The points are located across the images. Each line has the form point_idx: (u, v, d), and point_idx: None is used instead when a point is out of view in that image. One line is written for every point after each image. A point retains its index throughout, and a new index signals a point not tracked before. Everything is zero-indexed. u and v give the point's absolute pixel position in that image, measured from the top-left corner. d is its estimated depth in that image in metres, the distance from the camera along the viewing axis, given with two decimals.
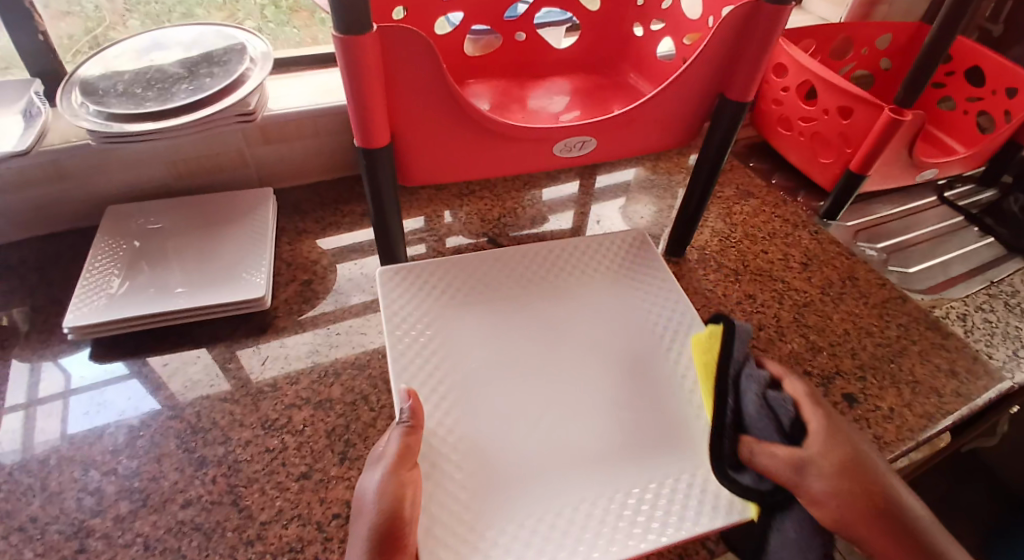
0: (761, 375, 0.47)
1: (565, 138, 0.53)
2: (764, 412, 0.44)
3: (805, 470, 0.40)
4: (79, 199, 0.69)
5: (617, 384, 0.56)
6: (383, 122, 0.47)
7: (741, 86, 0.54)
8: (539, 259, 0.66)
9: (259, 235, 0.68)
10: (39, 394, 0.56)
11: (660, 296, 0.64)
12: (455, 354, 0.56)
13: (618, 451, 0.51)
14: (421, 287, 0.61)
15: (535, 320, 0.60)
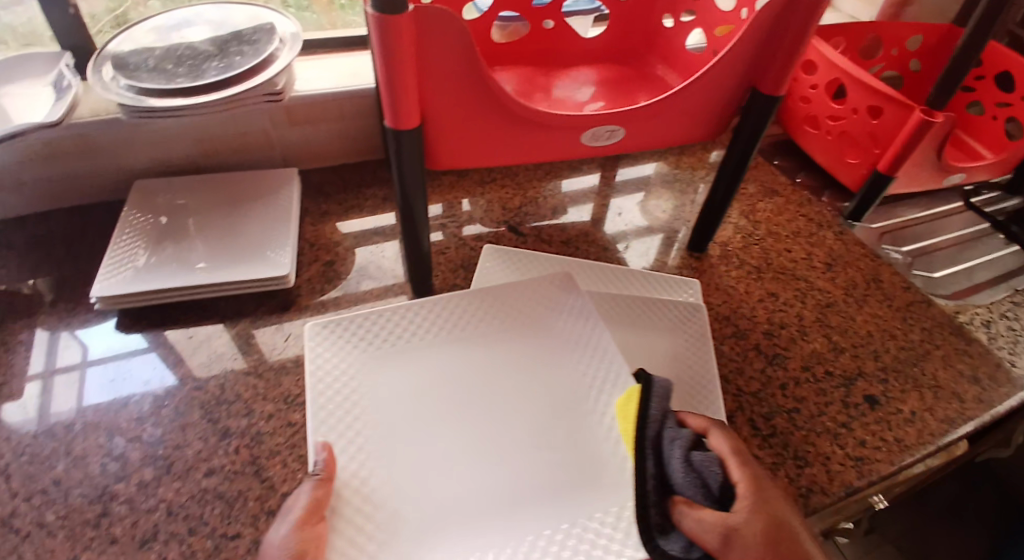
0: (684, 434, 0.40)
1: (594, 127, 0.53)
2: (691, 476, 0.38)
3: (732, 546, 0.35)
4: (105, 171, 0.69)
5: (533, 422, 0.51)
6: (413, 105, 0.47)
7: (774, 80, 0.53)
8: (468, 303, 0.58)
9: (284, 214, 0.68)
10: (55, 365, 0.57)
11: (582, 321, 0.57)
12: (374, 407, 0.50)
13: (535, 492, 0.47)
14: (348, 336, 0.54)
15: (460, 366, 0.54)
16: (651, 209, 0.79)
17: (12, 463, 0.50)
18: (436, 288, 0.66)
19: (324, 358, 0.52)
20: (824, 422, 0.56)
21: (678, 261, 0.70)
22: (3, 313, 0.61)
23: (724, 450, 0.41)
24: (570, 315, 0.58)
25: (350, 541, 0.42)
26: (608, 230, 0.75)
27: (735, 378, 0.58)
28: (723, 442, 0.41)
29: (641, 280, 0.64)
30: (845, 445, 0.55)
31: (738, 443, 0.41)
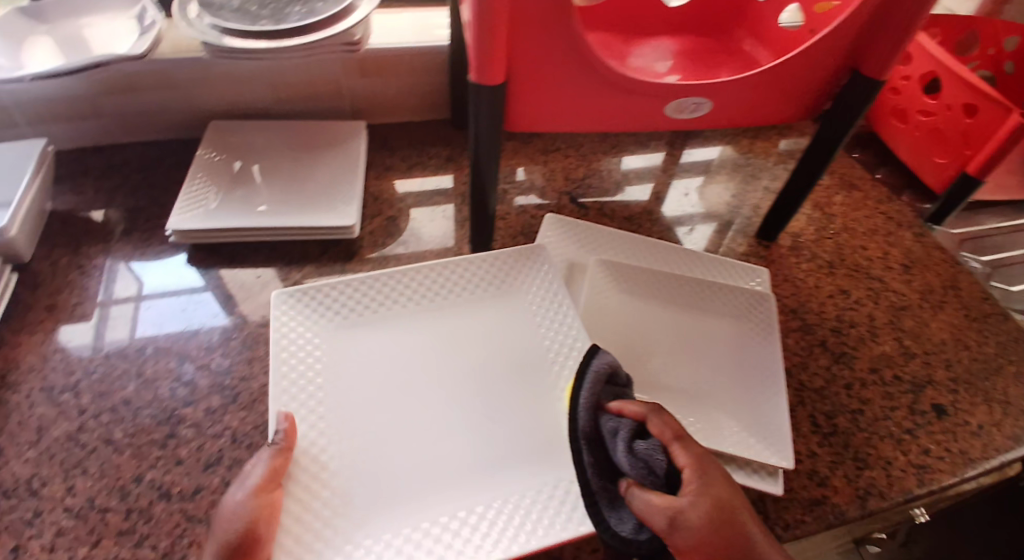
0: (623, 424, 0.42)
1: (679, 98, 0.51)
2: (634, 463, 0.41)
3: (678, 530, 0.37)
4: (184, 109, 0.70)
5: (485, 401, 0.51)
6: (500, 61, 0.45)
7: (878, 61, 0.50)
8: (430, 280, 0.58)
9: (351, 165, 0.69)
10: (112, 295, 0.58)
11: (549, 304, 0.57)
12: (336, 375, 0.51)
13: (483, 461, 0.48)
14: (320, 303, 0.54)
15: (413, 342, 0.54)
16: (710, 195, 0.76)
17: (86, 379, 0.52)
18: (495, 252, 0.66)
19: (287, 325, 0.52)
20: (888, 426, 0.54)
21: (745, 248, 0.68)
22: (81, 237, 0.63)
23: (663, 432, 0.42)
24: (540, 295, 0.58)
25: (303, 507, 0.43)
26: (665, 211, 0.73)
27: (797, 372, 0.57)
28: (661, 424, 0.43)
29: (706, 263, 0.63)
30: (908, 452, 0.53)
31: (675, 425, 0.43)
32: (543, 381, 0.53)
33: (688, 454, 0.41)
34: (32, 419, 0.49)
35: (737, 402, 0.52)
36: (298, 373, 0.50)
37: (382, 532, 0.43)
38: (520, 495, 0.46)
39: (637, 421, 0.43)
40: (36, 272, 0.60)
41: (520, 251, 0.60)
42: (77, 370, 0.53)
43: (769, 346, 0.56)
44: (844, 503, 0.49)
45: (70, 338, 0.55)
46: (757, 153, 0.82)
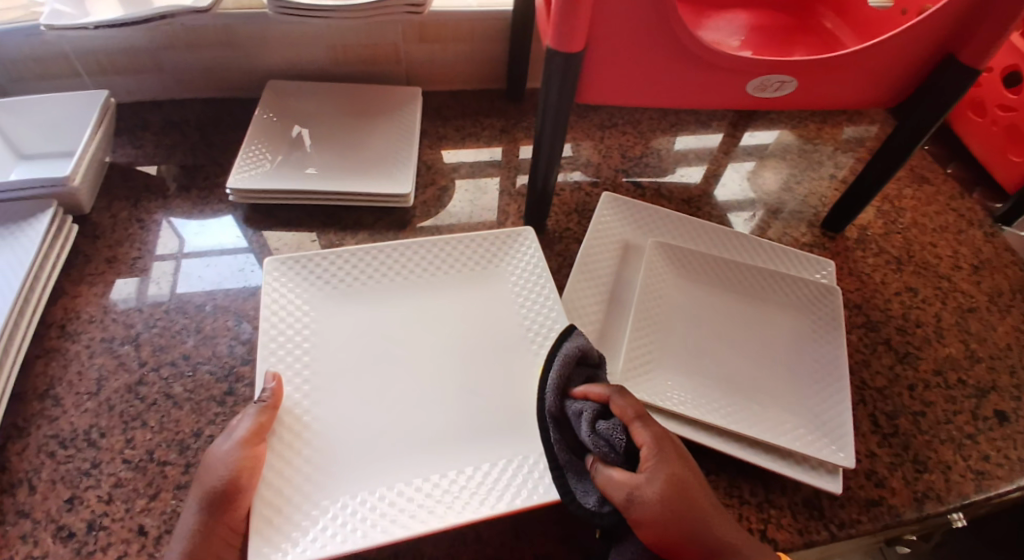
0: (588, 404, 0.42)
1: (764, 75, 0.49)
2: (595, 441, 0.41)
3: (633, 504, 0.38)
4: (245, 68, 0.70)
5: (460, 378, 0.50)
6: (583, 30, 0.44)
7: (979, 49, 0.47)
8: (415, 259, 0.57)
9: (406, 132, 0.68)
10: (154, 250, 0.59)
11: (531, 284, 0.56)
12: (319, 342, 0.51)
13: (457, 431, 0.47)
14: (311, 272, 0.54)
15: (399, 315, 0.54)
16: (761, 180, 0.74)
17: (144, 333, 0.53)
18: (550, 229, 0.64)
19: (274, 288, 0.52)
20: (948, 430, 0.53)
21: (809, 237, 0.67)
22: (139, 191, 0.63)
23: (626, 411, 0.42)
24: (522, 275, 0.56)
25: (284, 464, 0.43)
26: (717, 192, 0.72)
27: (859, 370, 0.56)
28: (626, 402, 0.42)
29: (744, 247, 0.62)
30: (967, 457, 0.51)
31: (640, 404, 0.42)
32: (521, 359, 0.52)
33: (649, 432, 0.41)
34: (91, 370, 0.50)
35: (797, 396, 0.51)
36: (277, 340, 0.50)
37: (360, 489, 0.43)
38: (491, 464, 0.45)
39: (603, 401, 0.43)
40: (96, 224, 0.60)
41: (505, 235, 0.58)
42: (136, 323, 0.53)
43: (832, 343, 0.54)
44: (901, 505, 0.48)
45: (118, 288, 0.56)
46: (822, 140, 0.79)
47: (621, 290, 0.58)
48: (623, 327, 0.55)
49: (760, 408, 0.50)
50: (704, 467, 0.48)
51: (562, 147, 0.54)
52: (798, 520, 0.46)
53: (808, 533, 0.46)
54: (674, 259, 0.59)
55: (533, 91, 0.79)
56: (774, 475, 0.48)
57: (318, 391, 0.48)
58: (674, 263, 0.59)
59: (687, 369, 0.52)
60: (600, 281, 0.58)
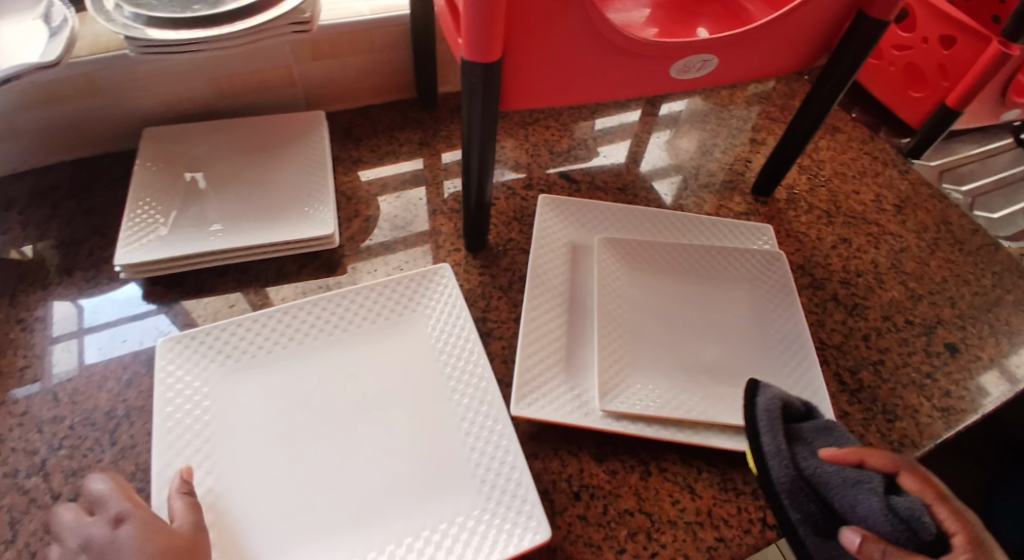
0: (872, 475, 0.38)
1: (685, 57, 0.47)
2: (895, 522, 0.36)
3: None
4: (114, 118, 0.61)
5: (383, 436, 0.46)
6: (499, 34, 0.40)
7: (885, 3, 0.47)
8: (319, 317, 0.52)
9: (315, 162, 0.61)
10: (52, 332, 0.52)
11: (449, 321, 0.52)
12: (230, 425, 0.45)
13: (388, 500, 0.43)
14: (210, 346, 0.49)
15: (316, 380, 0.48)
16: (679, 150, 0.73)
17: (52, 458, 0.45)
18: (491, 244, 0.61)
19: (175, 378, 0.47)
20: (908, 374, 0.54)
21: (743, 205, 0.67)
22: (14, 284, 0.54)
23: (922, 490, 0.38)
24: (438, 313, 0.52)
25: None
26: (643, 169, 0.70)
27: (815, 331, 0.57)
28: (915, 482, 0.38)
29: (663, 230, 0.61)
30: (931, 396, 0.53)
31: (930, 479, 0.39)
32: (445, 411, 0.47)
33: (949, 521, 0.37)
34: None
35: (759, 376, 0.51)
36: (183, 443, 0.44)
37: None
38: (432, 529, 0.41)
39: (883, 473, 0.39)
40: None
41: (418, 272, 0.54)
42: (39, 448, 0.46)
43: (773, 320, 0.54)
44: None
45: (13, 391, 0.48)
46: (736, 103, 0.80)
47: (577, 294, 0.56)
48: (587, 336, 0.53)
49: (736, 393, 0.49)
50: (696, 465, 0.47)
51: (494, 160, 0.51)
52: None
53: None
54: (620, 254, 0.57)
55: (445, 96, 0.74)
56: None
57: (238, 486, 0.42)
58: (622, 258, 0.57)
59: (659, 364, 0.51)
60: (554, 290, 0.55)
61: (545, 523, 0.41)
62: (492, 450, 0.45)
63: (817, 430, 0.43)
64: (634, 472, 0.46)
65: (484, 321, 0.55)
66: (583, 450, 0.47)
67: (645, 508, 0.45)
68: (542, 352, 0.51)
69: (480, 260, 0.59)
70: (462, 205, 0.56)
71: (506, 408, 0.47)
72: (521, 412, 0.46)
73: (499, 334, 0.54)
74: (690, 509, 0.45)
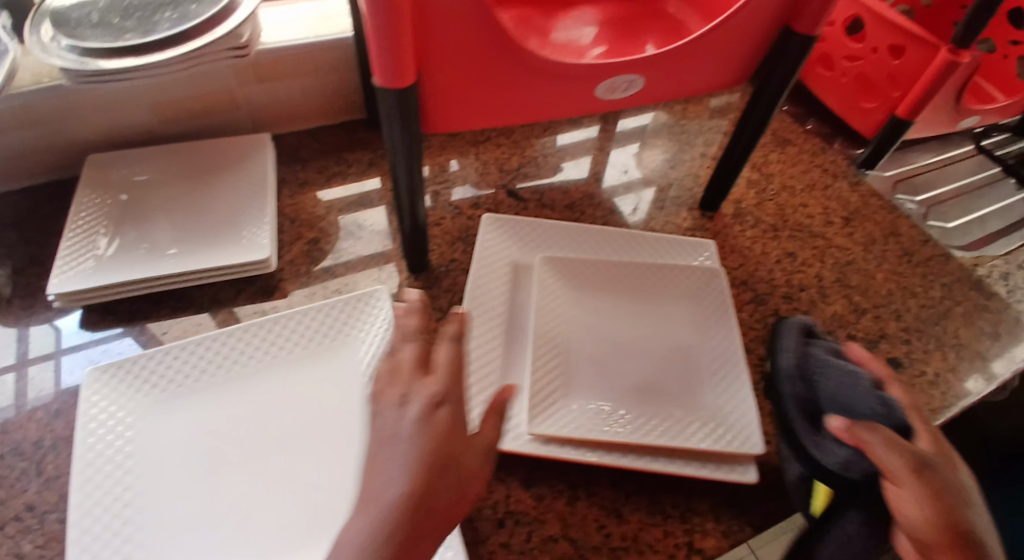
0: (868, 376, 0.44)
1: (610, 77, 0.47)
2: (875, 406, 0.41)
3: (921, 476, 0.35)
4: (56, 146, 0.62)
5: (307, 465, 0.46)
6: (411, 61, 0.39)
7: (811, 17, 0.47)
8: (255, 344, 0.52)
9: (257, 186, 0.62)
10: (27, 354, 0.53)
11: (381, 346, 0.51)
12: (156, 456, 0.46)
13: (306, 532, 0.43)
14: (136, 377, 0.49)
15: (248, 410, 0.49)
16: (649, 162, 0.74)
17: None
18: (433, 264, 0.61)
19: (98, 410, 0.47)
20: None
21: (690, 222, 0.67)
22: None
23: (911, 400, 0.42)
24: (371, 337, 0.52)
25: None
26: (591, 185, 0.70)
27: (756, 348, 0.56)
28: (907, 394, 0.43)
29: (606, 247, 0.61)
30: None
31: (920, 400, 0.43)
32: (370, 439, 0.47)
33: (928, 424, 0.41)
34: None
35: (693, 394, 0.50)
36: (101, 476, 0.44)
37: None
38: None
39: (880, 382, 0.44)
40: None
41: (353, 296, 0.54)
42: None
43: (710, 337, 0.54)
44: None
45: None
46: (689, 118, 0.80)
47: (516, 314, 0.56)
48: (522, 357, 0.53)
49: (668, 414, 0.49)
50: (625, 489, 0.47)
51: (424, 184, 0.51)
52: (722, 521, 0.46)
53: (734, 534, 0.45)
54: (559, 271, 0.57)
55: None
56: (692, 483, 0.47)
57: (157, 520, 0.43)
58: (561, 275, 0.56)
59: (591, 386, 0.50)
60: (491, 310, 0.55)
61: (462, 553, 0.41)
62: None
63: (833, 349, 0.48)
64: (562, 497, 0.46)
65: None
66: (511, 476, 0.47)
67: (570, 533, 0.44)
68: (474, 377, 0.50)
69: (421, 281, 0.59)
70: (398, 231, 0.56)
71: None
72: None
73: None
74: (615, 534, 0.45)
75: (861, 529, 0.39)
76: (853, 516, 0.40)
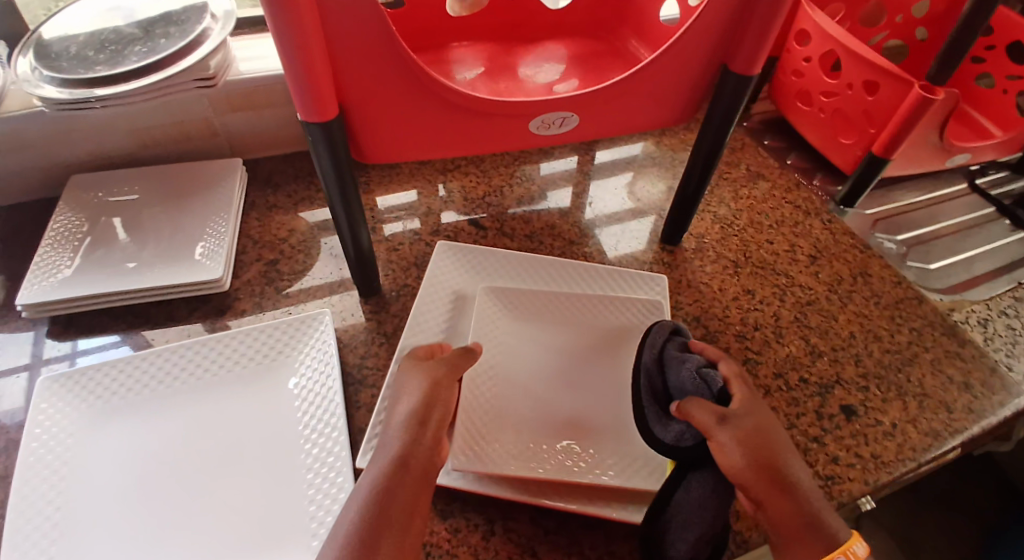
0: (697, 356, 0.45)
1: (542, 113, 0.48)
2: (697, 382, 0.43)
3: (727, 426, 0.39)
4: (44, 165, 0.66)
5: (230, 483, 0.47)
6: (330, 98, 0.41)
7: (743, 58, 0.47)
8: (198, 361, 0.53)
9: (224, 209, 0.65)
10: (42, 354, 0.56)
11: (318, 370, 0.53)
12: (87, 466, 0.47)
13: (217, 550, 0.43)
14: (83, 388, 0.51)
15: (182, 425, 0.50)
16: (622, 193, 0.74)
17: None
18: (385, 290, 0.61)
19: (47, 416, 0.49)
20: (794, 437, 0.51)
21: (650, 255, 0.66)
22: None
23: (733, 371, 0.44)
24: (310, 359, 0.54)
25: None
26: (555, 215, 0.70)
27: None
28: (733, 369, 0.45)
29: (554, 276, 0.61)
30: (815, 463, 0.49)
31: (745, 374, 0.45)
32: (293, 462, 0.48)
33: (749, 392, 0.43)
34: None
35: (625, 430, 0.49)
36: (38, 479, 0.46)
37: None
38: None
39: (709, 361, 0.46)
40: None
41: (298, 317, 0.55)
42: None
43: None
44: (748, 529, 0.45)
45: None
46: (662, 151, 0.80)
47: (453, 341, 0.55)
48: None
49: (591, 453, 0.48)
50: (545, 527, 0.46)
51: (363, 210, 0.52)
52: None
53: None
54: (503, 298, 0.57)
55: None
56: (614, 525, 0.46)
57: (77, 530, 0.44)
58: (504, 302, 0.56)
59: (517, 417, 0.50)
60: (431, 337, 0.55)
61: None
62: (330, 501, 0.45)
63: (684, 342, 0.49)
64: (478, 532, 0.45)
65: (356, 369, 0.55)
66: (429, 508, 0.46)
67: None
68: None
69: (370, 306, 0.60)
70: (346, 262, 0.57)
71: (354, 460, 0.48)
72: (366, 464, 0.47)
73: (372, 383, 0.54)
74: None
75: (703, 490, 0.40)
76: (697, 480, 0.41)
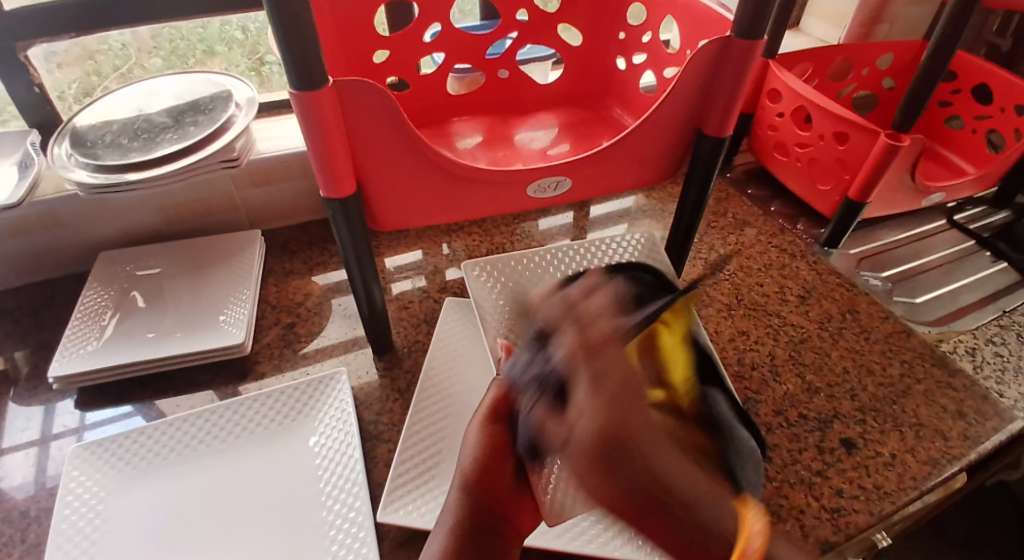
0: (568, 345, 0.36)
1: (537, 179, 0.53)
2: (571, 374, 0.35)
3: (578, 404, 0.28)
4: (76, 243, 0.70)
5: (255, 540, 0.48)
6: (347, 175, 0.45)
7: (715, 123, 0.53)
8: (222, 423, 0.56)
9: (244, 277, 0.69)
10: (51, 430, 0.58)
11: (338, 428, 0.55)
12: (116, 530, 0.49)
13: None
14: (112, 454, 0.53)
15: (208, 486, 0.52)
16: None
17: None
18: (398, 346, 0.65)
19: (78, 483, 0.51)
20: (797, 472, 0.53)
21: None
22: None
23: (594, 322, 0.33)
24: (330, 417, 0.56)
25: None
26: None
27: None
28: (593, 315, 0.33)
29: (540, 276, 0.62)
30: (821, 496, 0.51)
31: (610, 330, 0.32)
32: (315, 518, 0.50)
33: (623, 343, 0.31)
34: None
35: None
36: (71, 544, 0.47)
37: None
38: None
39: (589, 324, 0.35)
40: None
41: (318, 378, 0.58)
42: None
43: None
44: None
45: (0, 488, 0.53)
46: (653, 204, 0.85)
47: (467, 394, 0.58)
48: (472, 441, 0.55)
49: None
50: None
51: (376, 272, 0.55)
52: None
53: None
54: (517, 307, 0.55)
55: None
56: None
57: None
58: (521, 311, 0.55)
59: None
60: (445, 392, 0.58)
61: None
62: (353, 556, 0.47)
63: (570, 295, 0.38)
64: None
65: (373, 425, 0.57)
66: None
67: None
68: (416, 461, 0.52)
69: (384, 363, 0.63)
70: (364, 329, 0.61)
71: (376, 515, 0.49)
72: (385, 517, 0.48)
73: (388, 438, 0.56)
74: None
75: None
76: None
